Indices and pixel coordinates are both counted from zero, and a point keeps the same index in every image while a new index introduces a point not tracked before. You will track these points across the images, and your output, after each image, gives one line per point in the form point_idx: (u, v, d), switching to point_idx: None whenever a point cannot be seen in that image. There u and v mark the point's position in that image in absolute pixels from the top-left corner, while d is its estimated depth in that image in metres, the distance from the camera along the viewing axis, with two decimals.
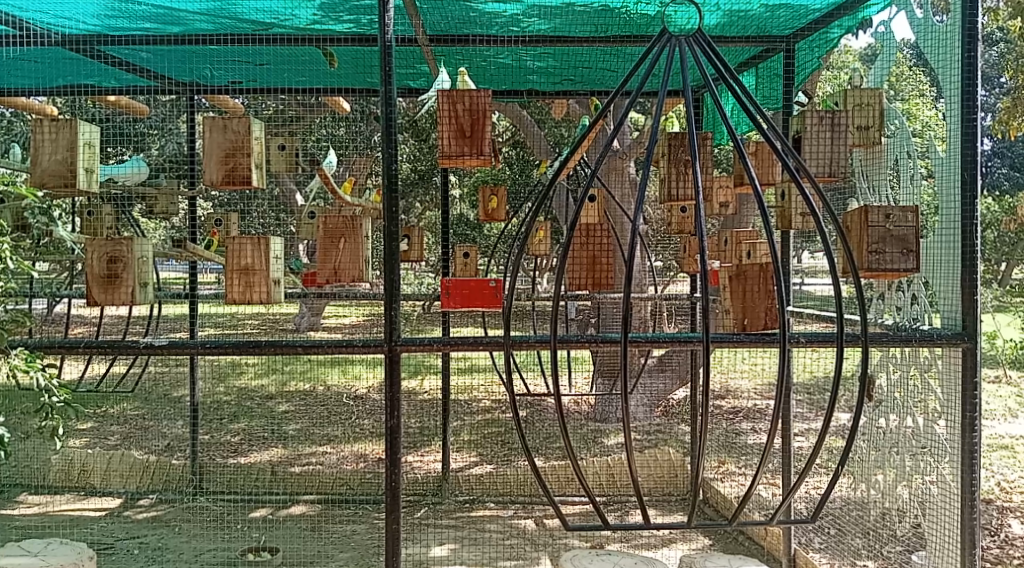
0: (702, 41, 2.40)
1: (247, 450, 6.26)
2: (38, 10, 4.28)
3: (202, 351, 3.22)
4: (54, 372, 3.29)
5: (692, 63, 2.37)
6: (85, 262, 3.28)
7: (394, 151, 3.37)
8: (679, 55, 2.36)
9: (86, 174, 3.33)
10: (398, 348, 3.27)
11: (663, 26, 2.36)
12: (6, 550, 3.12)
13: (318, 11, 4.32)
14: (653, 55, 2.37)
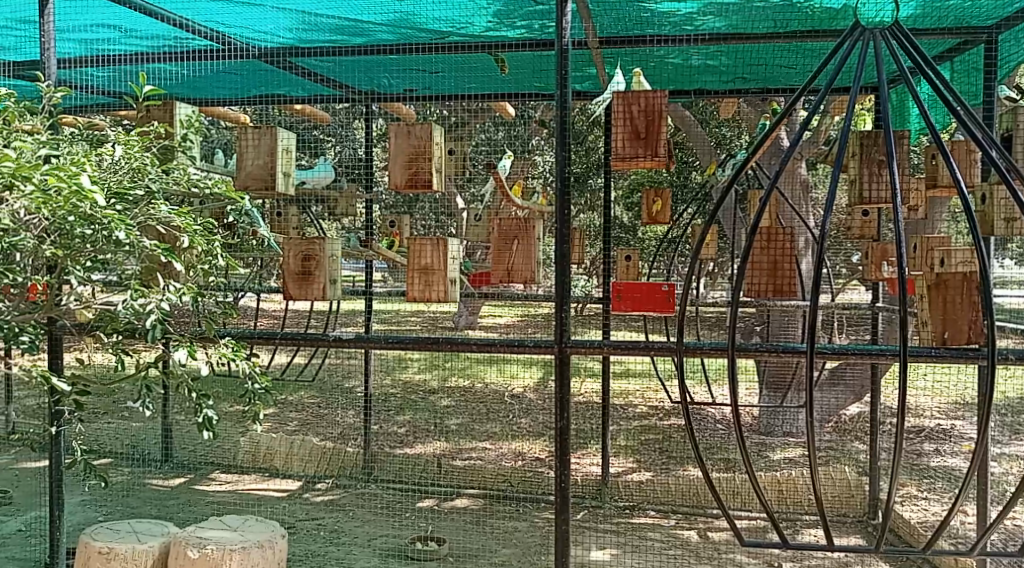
0: (899, 33, 2.31)
1: (413, 442, 6.50)
2: (240, 26, 4.61)
3: (383, 345, 3.43)
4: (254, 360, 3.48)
5: (887, 56, 2.29)
6: (281, 259, 3.54)
7: (567, 154, 3.41)
8: (873, 47, 2.29)
9: (284, 178, 3.57)
10: (568, 350, 3.31)
11: (857, 19, 2.30)
12: (208, 523, 3.37)
13: (493, 18, 4.44)
14: (845, 48, 2.31)
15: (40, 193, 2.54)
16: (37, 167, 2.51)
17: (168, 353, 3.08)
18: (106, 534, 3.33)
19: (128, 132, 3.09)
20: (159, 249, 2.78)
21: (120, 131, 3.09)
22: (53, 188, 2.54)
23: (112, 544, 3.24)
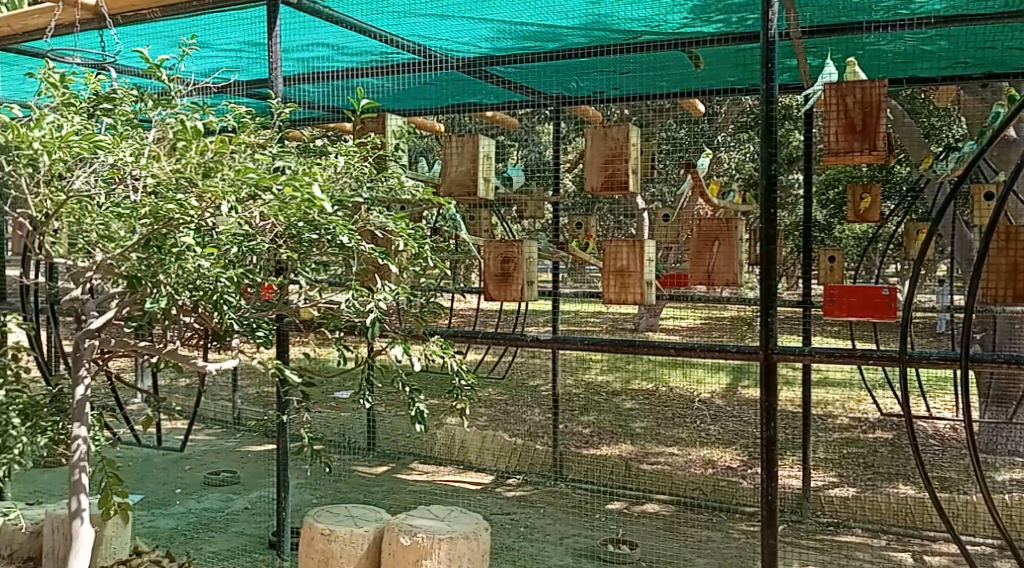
0: None
1: (599, 443, 6.49)
2: (442, 38, 4.77)
3: (580, 347, 3.70)
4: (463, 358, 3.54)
5: None
6: (483, 261, 3.79)
7: (774, 151, 3.29)
8: None
9: (485, 183, 3.71)
10: (775, 357, 3.20)
11: None
12: (417, 511, 3.52)
13: (689, 14, 4.36)
14: None
15: (276, 202, 2.80)
16: (276, 179, 2.75)
17: (385, 349, 3.25)
18: (327, 517, 3.55)
19: (349, 143, 3.29)
20: (375, 252, 2.95)
21: (342, 143, 3.29)
22: (288, 197, 2.79)
23: (333, 526, 3.45)
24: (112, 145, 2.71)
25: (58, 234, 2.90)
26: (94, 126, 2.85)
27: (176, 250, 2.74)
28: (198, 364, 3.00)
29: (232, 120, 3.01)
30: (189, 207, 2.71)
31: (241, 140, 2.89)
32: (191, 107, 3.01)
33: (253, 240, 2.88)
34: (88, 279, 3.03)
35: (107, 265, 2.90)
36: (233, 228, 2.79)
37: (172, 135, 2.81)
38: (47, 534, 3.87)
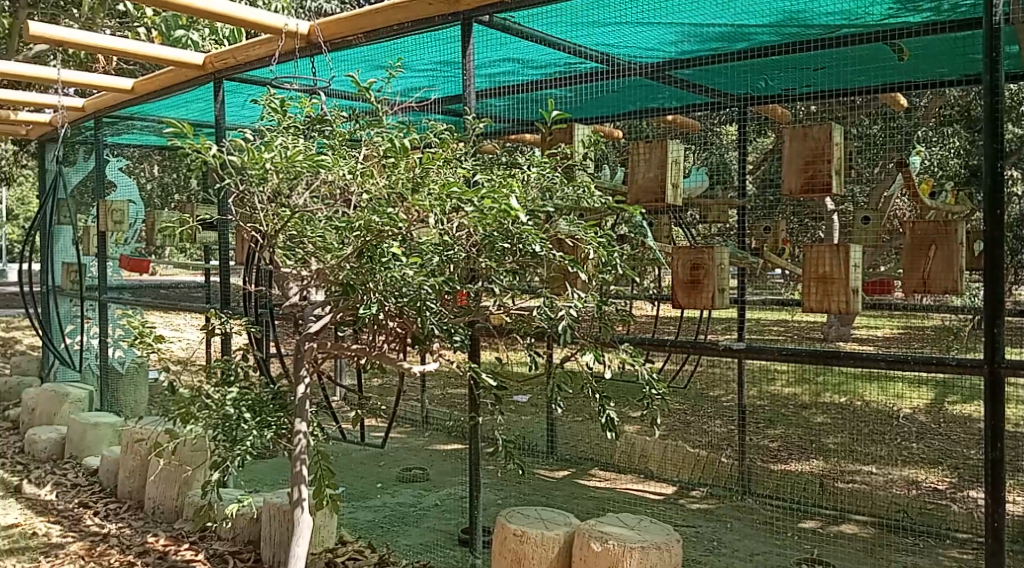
0: None
1: (788, 457, 6.21)
2: (627, 45, 4.70)
3: (778, 358, 3.62)
4: (655, 366, 3.37)
5: None
6: (672, 269, 3.73)
7: (999, 148, 3.02)
8: None
9: (674, 189, 3.62)
10: (1002, 372, 2.99)
11: None
12: (607, 518, 3.50)
13: (894, 5, 4.07)
14: None
15: (477, 213, 2.88)
16: (477, 191, 2.83)
17: (577, 356, 3.21)
18: (518, 518, 3.59)
19: (540, 154, 3.12)
20: (565, 261, 2.99)
21: (532, 156, 3.14)
22: (488, 208, 2.85)
23: (525, 527, 3.48)
24: (331, 163, 2.95)
25: (286, 245, 3.20)
26: (313, 147, 3.08)
27: (384, 259, 2.97)
28: (403, 365, 3.20)
29: (432, 135, 3.11)
30: (398, 221, 2.90)
31: (445, 155, 2.99)
32: (397, 124, 3.15)
33: (453, 249, 3.04)
34: (310, 283, 3.27)
35: (323, 273, 3.15)
36: (434, 237, 3.00)
37: (382, 153, 2.98)
38: (263, 522, 4.19)
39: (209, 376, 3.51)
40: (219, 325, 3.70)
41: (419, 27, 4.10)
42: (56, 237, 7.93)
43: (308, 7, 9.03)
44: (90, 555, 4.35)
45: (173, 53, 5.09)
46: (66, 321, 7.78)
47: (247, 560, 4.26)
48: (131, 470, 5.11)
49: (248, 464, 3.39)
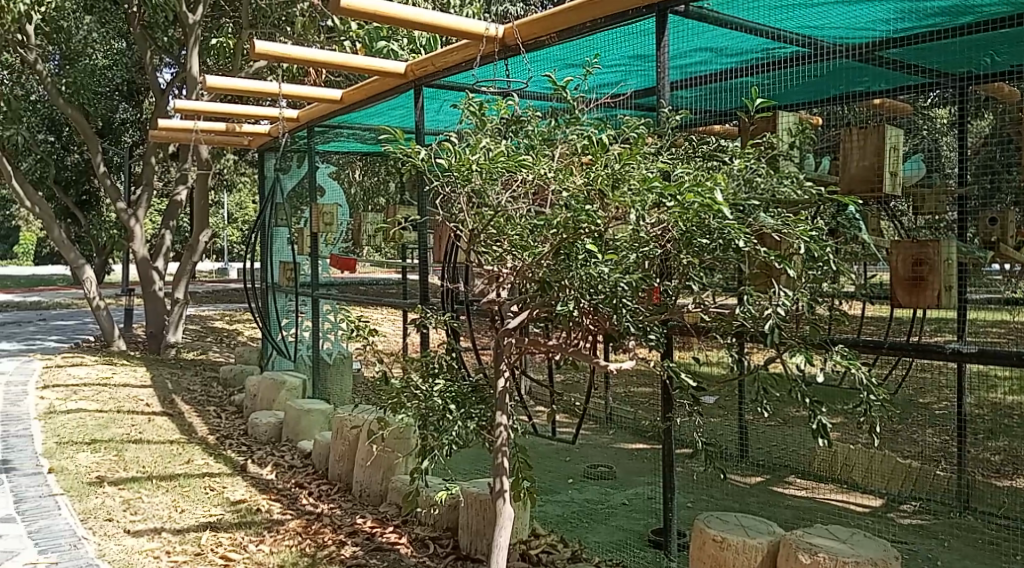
0: None
1: (1013, 473, 5.70)
2: (833, 28, 4.46)
3: (1016, 362, 3.31)
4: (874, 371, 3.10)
5: None
6: (890, 265, 3.50)
7: None
8: None
9: (892, 178, 3.41)
10: None
11: None
12: (815, 530, 3.37)
13: None
14: None
15: (678, 208, 2.84)
16: (679, 185, 2.78)
17: (782, 358, 3.06)
18: (718, 523, 3.50)
19: (741, 145, 3.02)
20: (770, 256, 2.85)
21: (732, 149, 3.04)
22: (689, 203, 2.80)
23: (726, 534, 3.39)
24: (533, 162, 2.99)
25: (484, 243, 3.23)
26: (513, 146, 3.12)
27: (580, 257, 2.94)
28: (600, 362, 3.18)
29: (628, 130, 3.07)
30: (596, 217, 2.89)
31: (642, 150, 2.93)
32: (593, 121, 3.13)
33: (649, 246, 2.98)
34: (505, 282, 3.27)
35: (519, 271, 3.17)
36: (630, 234, 2.96)
37: (580, 151, 3.00)
38: (461, 511, 4.31)
39: (415, 367, 3.65)
40: (423, 319, 3.85)
41: (613, 22, 4.06)
42: (273, 238, 8.52)
43: (498, 12, 9.23)
44: (306, 532, 4.65)
45: (376, 62, 5.34)
46: (282, 314, 8.36)
47: (447, 546, 4.40)
48: (341, 454, 5.41)
49: (455, 453, 3.49)
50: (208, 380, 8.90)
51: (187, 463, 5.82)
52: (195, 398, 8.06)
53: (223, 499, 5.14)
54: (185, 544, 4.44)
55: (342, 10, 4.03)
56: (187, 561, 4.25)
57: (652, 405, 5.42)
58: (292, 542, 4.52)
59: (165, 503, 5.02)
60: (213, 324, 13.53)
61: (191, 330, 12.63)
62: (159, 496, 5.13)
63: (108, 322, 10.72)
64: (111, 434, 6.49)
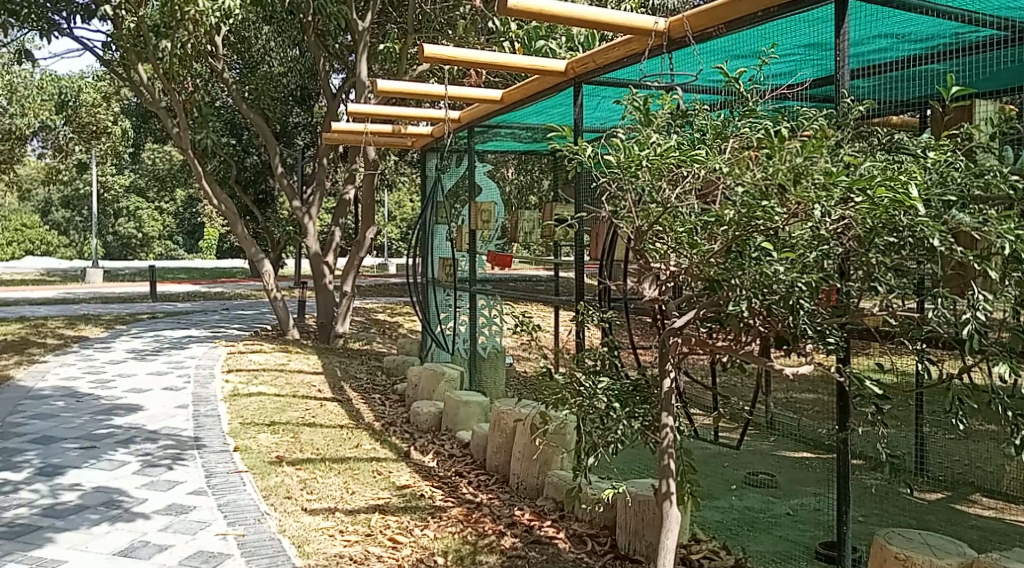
0: None
1: None
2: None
3: None
4: None
5: None
6: None
7: None
8: None
9: None
10: None
11: None
12: (1013, 554, 3.19)
13: None
14: None
15: (867, 203, 2.72)
16: (871, 179, 2.68)
17: (978, 367, 2.87)
18: (901, 540, 3.33)
19: (932, 137, 2.86)
20: (968, 256, 2.67)
21: (922, 142, 2.88)
22: (881, 198, 2.69)
23: (910, 551, 3.23)
24: (706, 157, 2.93)
25: (652, 241, 3.19)
26: (684, 141, 3.08)
27: (756, 255, 2.86)
28: (773, 365, 3.09)
29: (807, 123, 2.97)
30: (774, 213, 2.80)
31: (826, 143, 2.83)
32: (769, 114, 3.04)
33: (829, 244, 2.88)
34: (672, 280, 3.23)
35: (689, 269, 3.11)
36: (810, 231, 2.85)
37: (754, 145, 2.92)
38: (620, 510, 4.30)
39: (577, 363, 3.65)
40: (586, 315, 3.86)
41: (786, 12, 3.93)
42: (433, 235, 8.75)
43: (660, 7, 9.11)
44: (467, 520, 4.76)
45: (539, 60, 5.40)
46: (442, 308, 8.57)
47: (605, 544, 4.39)
48: (499, 446, 5.50)
49: (619, 451, 3.48)
50: (374, 369, 9.26)
51: (356, 447, 6.08)
52: (362, 385, 8.41)
53: (390, 484, 5.34)
54: (356, 525, 4.64)
55: (509, 10, 4.10)
56: (358, 541, 4.44)
57: (819, 411, 5.21)
58: (455, 529, 4.64)
59: (337, 484, 5.26)
60: (376, 316, 14.04)
61: (357, 322, 13.17)
62: (332, 478, 5.38)
63: (284, 313, 11.33)
64: (288, 417, 6.86)
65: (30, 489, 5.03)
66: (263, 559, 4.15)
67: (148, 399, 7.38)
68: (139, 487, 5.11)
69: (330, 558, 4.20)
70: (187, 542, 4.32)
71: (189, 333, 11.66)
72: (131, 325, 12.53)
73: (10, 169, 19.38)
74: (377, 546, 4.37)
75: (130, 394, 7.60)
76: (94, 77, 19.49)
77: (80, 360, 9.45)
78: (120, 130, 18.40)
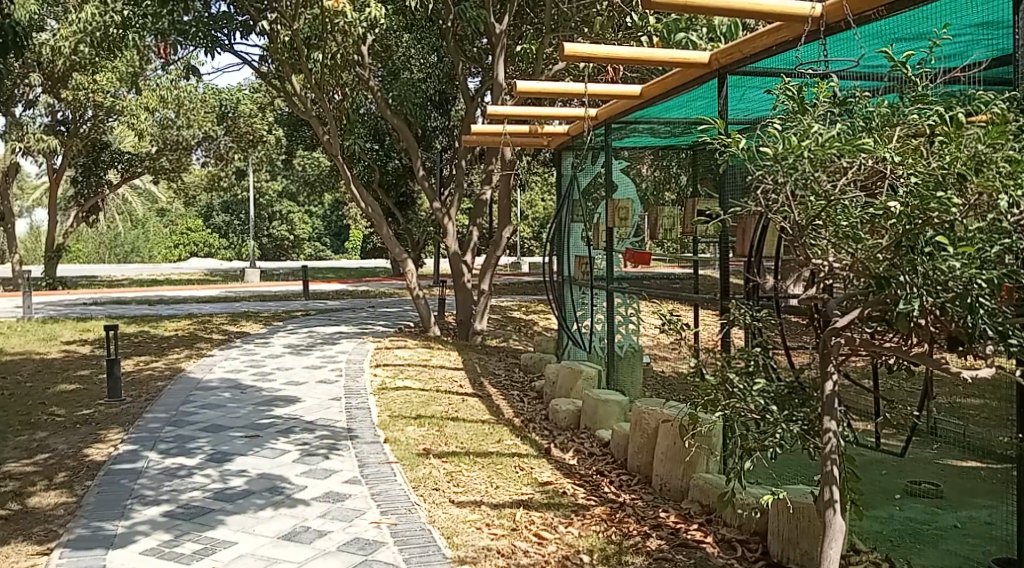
0: None
1: None
2: None
3: None
4: None
5: None
6: None
7: None
8: None
9: None
10: None
11: None
12: None
13: None
14: None
15: None
16: None
17: None
18: None
19: None
20: None
21: None
22: None
23: None
24: (874, 146, 2.80)
25: (813, 237, 3.07)
26: (847, 130, 2.95)
27: (930, 249, 2.71)
28: (947, 368, 2.91)
29: (986, 107, 2.78)
30: (951, 204, 2.64)
31: (1009, 128, 2.64)
32: (943, 99, 2.87)
33: (1012, 237, 2.69)
34: (834, 277, 3.09)
35: (853, 266, 2.97)
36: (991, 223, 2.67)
37: (927, 131, 2.76)
38: (772, 516, 4.16)
39: (729, 363, 3.56)
40: (736, 313, 3.75)
41: None
42: (568, 232, 8.72)
43: None
44: (611, 519, 4.73)
45: (684, 52, 5.29)
46: (578, 306, 8.55)
47: (756, 550, 4.27)
48: (640, 445, 5.42)
49: (777, 455, 3.36)
50: (512, 366, 9.34)
51: (498, 442, 6.15)
52: (501, 382, 8.50)
53: (532, 480, 5.37)
54: (502, 519, 4.69)
55: (655, 5, 4.03)
56: (505, 535, 4.48)
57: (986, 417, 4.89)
58: (599, 527, 4.62)
59: (482, 478, 5.34)
60: (513, 313, 14.19)
61: (496, 320, 13.36)
62: (476, 472, 5.46)
63: (426, 310, 11.60)
64: (433, 412, 7.01)
65: (202, 474, 5.34)
66: (415, 548, 4.25)
67: (304, 392, 7.71)
68: (298, 474, 5.34)
69: (479, 551, 4.26)
70: (344, 528, 4.48)
71: (338, 330, 12.12)
72: (286, 322, 13.15)
73: (178, 177, 20.75)
74: (523, 541, 4.40)
75: (287, 387, 7.96)
76: (250, 88, 20.58)
77: (240, 354, 9.98)
78: (274, 137, 19.36)
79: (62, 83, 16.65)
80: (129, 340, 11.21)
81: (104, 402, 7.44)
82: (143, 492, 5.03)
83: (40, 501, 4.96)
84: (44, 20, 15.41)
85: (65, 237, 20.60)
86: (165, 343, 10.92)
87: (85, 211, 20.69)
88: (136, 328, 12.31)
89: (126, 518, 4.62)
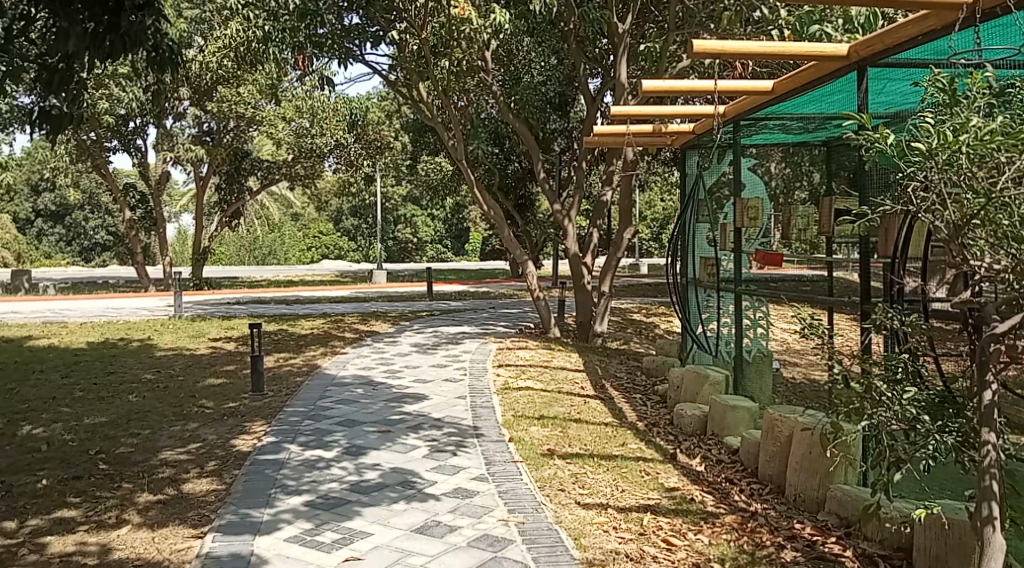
0: None
1: None
2: None
3: None
4: None
5: None
6: None
7: None
8: None
9: None
10: None
11: None
12: None
13: None
14: None
15: None
16: None
17: None
18: None
19: None
20: None
21: None
22: None
23: None
24: None
25: (969, 237, 2.90)
26: (1008, 124, 2.77)
27: None
28: None
29: None
30: None
31: None
32: None
33: None
34: (992, 280, 2.91)
35: (1015, 268, 2.79)
36: None
37: None
38: (920, 533, 3.96)
39: (874, 370, 3.41)
40: (880, 317, 3.59)
41: None
42: (694, 234, 8.56)
43: None
44: (743, 529, 4.61)
45: (822, 45, 5.10)
46: (703, 308, 8.39)
47: None
48: (772, 453, 5.26)
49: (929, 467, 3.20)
50: (634, 369, 9.26)
51: (622, 446, 6.10)
52: (624, 385, 8.44)
53: (659, 485, 5.29)
54: (630, 522, 4.65)
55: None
56: (633, 539, 4.43)
57: None
58: (730, 536, 4.51)
59: (608, 481, 5.30)
60: (635, 316, 14.10)
61: (616, 322, 13.32)
62: (602, 474, 5.43)
63: (547, 312, 11.64)
64: (556, 412, 7.03)
65: (339, 467, 5.52)
66: (543, 547, 4.26)
67: (431, 390, 7.86)
68: (429, 470, 5.43)
69: (607, 554, 4.23)
70: (474, 525, 4.53)
71: (463, 330, 12.32)
72: (412, 322, 13.47)
73: (311, 183, 21.60)
74: (652, 546, 4.35)
75: (415, 384, 8.14)
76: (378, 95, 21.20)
77: (370, 352, 10.28)
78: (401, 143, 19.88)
79: (208, 95, 17.56)
80: (268, 338, 11.70)
81: (247, 396, 7.79)
82: (285, 482, 5.23)
83: (193, 488, 5.24)
84: (192, 36, 16.27)
85: (209, 241, 21.76)
86: (301, 341, 11.35)
87: (228, 216, 21.81)
88: (275, 327, 12.86)
89: (271, 506, 4.82)
